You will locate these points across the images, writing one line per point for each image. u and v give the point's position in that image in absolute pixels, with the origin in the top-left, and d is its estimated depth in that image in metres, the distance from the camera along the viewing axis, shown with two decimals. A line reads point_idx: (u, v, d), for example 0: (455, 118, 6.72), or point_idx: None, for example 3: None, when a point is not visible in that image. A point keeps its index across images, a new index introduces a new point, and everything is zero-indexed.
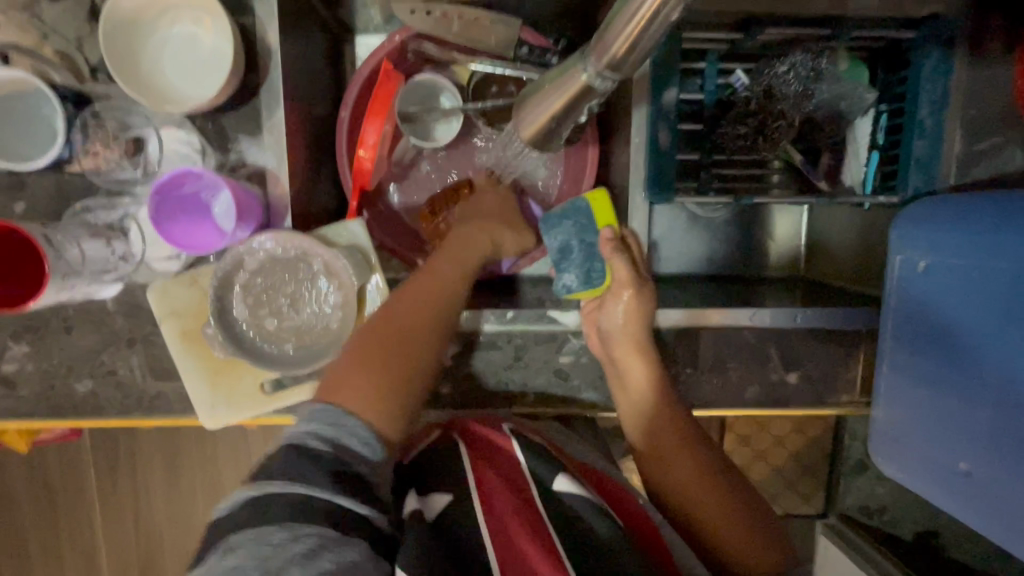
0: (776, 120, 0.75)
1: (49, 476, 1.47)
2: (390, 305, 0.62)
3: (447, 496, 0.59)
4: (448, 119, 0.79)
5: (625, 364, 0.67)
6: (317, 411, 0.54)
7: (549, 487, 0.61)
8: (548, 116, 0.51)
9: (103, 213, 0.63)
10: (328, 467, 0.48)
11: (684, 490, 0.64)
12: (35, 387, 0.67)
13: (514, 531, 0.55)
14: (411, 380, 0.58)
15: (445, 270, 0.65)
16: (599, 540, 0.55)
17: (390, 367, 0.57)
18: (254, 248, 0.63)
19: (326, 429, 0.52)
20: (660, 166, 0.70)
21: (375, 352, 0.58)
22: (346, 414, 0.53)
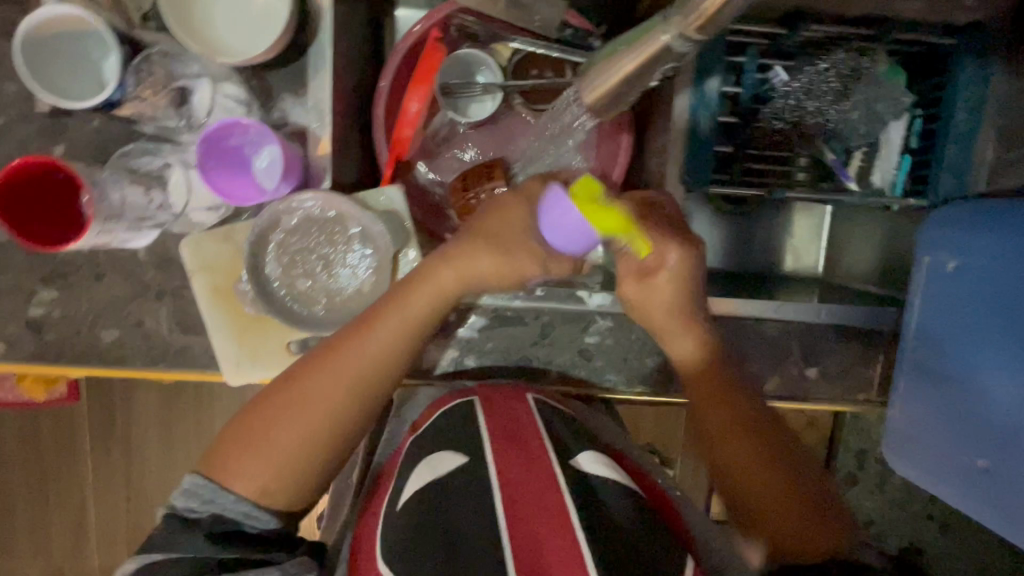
0: (812, 117, 0.76)
1: (43, 437, 1.46)
2: (294, 379, 0.58)
3: (461, 457, 0.60)
4: (484, 97, 0.80)
5: (664, 335, 0.64)
6: (194, 484, 0.56)
7: (571, 461, 0.61)
8: (616, 81, 0.48)
9: (146, 160, 0.64)
10: (206, 531, 0.54)
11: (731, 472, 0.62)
12: (61, 332, 0.67)
13: (536, 504, 0.54)
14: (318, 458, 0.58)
15: (374, 337, 0.59)
16: (612, 514, 0.54)
17: (284, 454, 0.56)
18: (296, 207, 0.64)
19: (201, 505, 0.55)
20: (699, 153, 0.72)
21: (271, 435, 0.56)
22: (222, 492, 0.56)
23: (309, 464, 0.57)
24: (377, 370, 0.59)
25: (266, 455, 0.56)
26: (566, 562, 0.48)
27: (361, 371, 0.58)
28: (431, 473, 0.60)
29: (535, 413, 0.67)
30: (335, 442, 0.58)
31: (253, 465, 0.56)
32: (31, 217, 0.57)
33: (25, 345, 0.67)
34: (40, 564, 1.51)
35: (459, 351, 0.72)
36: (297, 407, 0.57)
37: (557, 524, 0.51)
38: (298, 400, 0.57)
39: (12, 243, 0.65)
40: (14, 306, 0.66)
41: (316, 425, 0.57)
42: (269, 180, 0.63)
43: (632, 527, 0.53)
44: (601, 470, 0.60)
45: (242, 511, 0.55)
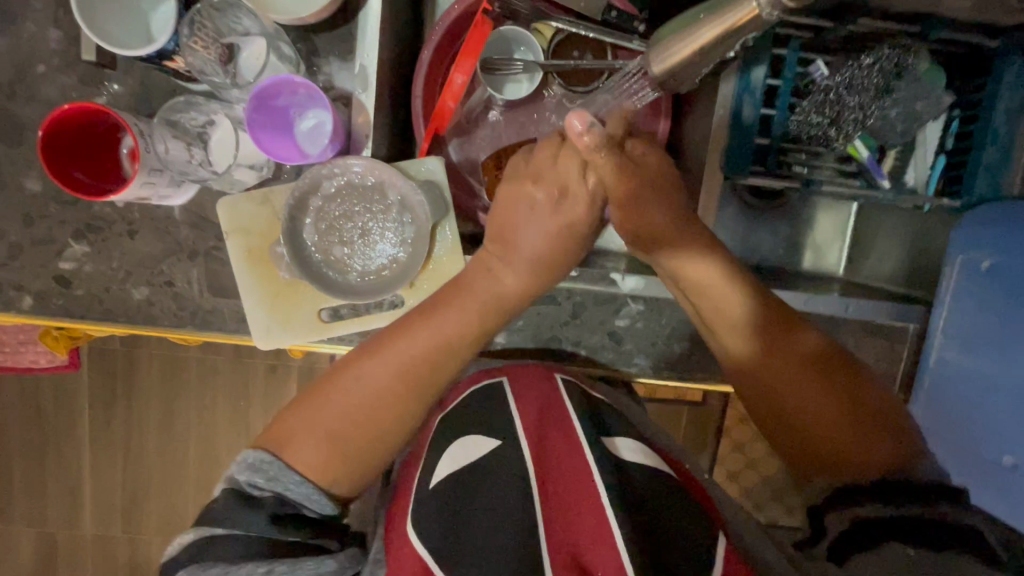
0: (852, 113, 0.76)
1: (43, 403, 1.45)
2: (353, 369, 0.58)
3: (493, 441, 0.60)
4: (520, 79, 0.79)
5: (717, 307, 0.63)
6: (256, 461, 0.54)
7: (599, 436, 0.61)
8: (694, 48, 0.52)
9: (190, 116, 0.65)
10: (269, 512, 0.52)
11: (803, 420, 0.62)
12: (89, 288, 0.66)
13: (584, 483, 0.54)
14: (385, 440, 0.58)
15: (449, 323, 0.59)
16: (642, 493, 0.54)
17: (343, 439, 0.56)
18: (335, 171, 0.63)
19: (264, 483, 0.53)
20: (741, 140, 0.72)
21: (344, 415, 0.57)
22: (287, 470, 0.54)
23: (375, 450, 0.58)
24: (436, 363, 0.59)
25: (327, 442, 0.56)
26: (599, 544, 0.49)
27: (421, 362, 0.59)
28: (466, 453, 0.60)
29: (562, 388, 0.66)
30: (396, 430, 0.58)
31: (315, 449, 0.56)
32: (74, 161, 0.58)
33: (52, 298, 0.66)
34: (32, 532, 1.49)
35: None
36: (349, 400, 0.57)
37: (588, 503, 0.52)
38: (358, 388, 0.58)
39: (46, 194, 0.64)
40: (44, 258, 0.65)
41: (376, 414, 0.57)
42: (314, 146, 0.64)
43: (664, 509, 0.53)
44: (634, 456, 0.59)
45: (304, 495, 0.54)
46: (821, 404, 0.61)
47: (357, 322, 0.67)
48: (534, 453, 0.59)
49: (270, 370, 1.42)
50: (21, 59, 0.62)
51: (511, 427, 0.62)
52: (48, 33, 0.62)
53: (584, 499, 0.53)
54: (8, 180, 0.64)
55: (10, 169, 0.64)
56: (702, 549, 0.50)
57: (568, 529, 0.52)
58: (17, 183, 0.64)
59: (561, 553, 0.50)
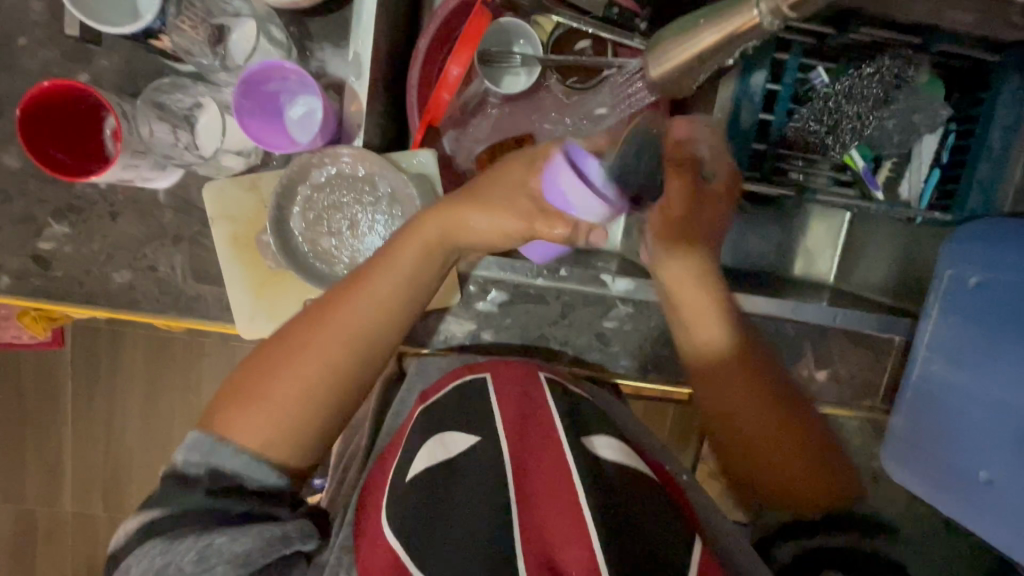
0: (850, 122, 0.75)
1: (24, 380, 1.43)
2: (289, 338, 0.60)
3: (471, 437, 0.60)
4: (518, 72, 0.79)
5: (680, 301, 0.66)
6: (194, 438, 0.56)
7: (581, 437, 0.60)
8: (693, 53, 0.51)
9: (177, 98, 0.63)
10: (205, 487, 0.54)
11: (747, 439, 0.65)
12: (70, 270, 0.64)
13: (558, 482, 0.54)
14: (326, 407, 0.59)
15: (385, 286, 0.61)
16: (621, 490, 0.54)
17: (284, 410, 0.58)
18: (326, 161, 0.62)
19: (202, 458, 0.55)
20: (737, 145, 0.73)
21: (279, 382, 0.58)
22: (223, 443, 0.56)
23: (320, 416, 0.59)
24: (367, 328, 0.60)
25: (265, 411, 0.57)
26: (572, 543, 0.49)
27: (349, 327, 0.60)
28: (441, 450, 0.60)
29: (546, 388, 0.66)
30: (337, 396, 0.60)
31: (254, 419, 0.57)
32: (57, 141, 0.57)
33: (30, 279, 0.64)
34: (12, 509, 1.48)
35: (477, 324, 0.72)
36: (286, 366, 0.59)
37: (565, 504, 0.52)
38: (286, 351, 0.59)
39: (26, 171, 0.63)
40: (22, 237, 0.63)
41: (306, 379, 0.58)
42: (305, 133, 0.63)
43: (641, 513, 0.53)
44: (610, 454, 0.59)
45: (241, 470, 0.55)
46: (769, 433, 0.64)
47: None
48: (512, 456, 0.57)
49: None
50: (1, 31, 0.60)
51: (492, 426, 0.61)
52: (31, 5, 0.60)
53: (560, 498, 0.53)
54: None
55: None
56: (679, 550, 0.50)
57: (541, 530, 0.51)
58: None
59: (534, 551, 0.49)
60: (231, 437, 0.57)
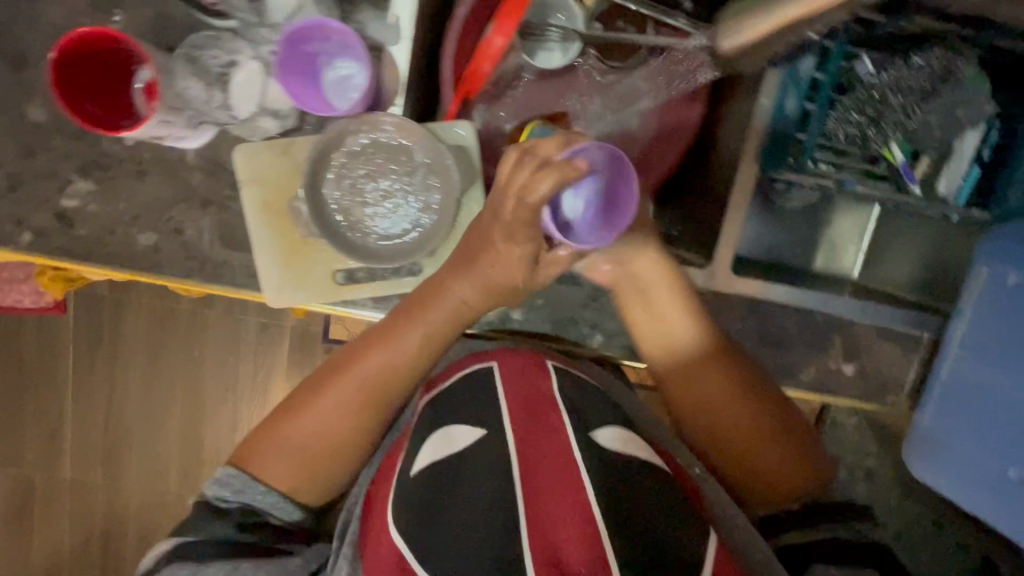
0: (892, 115, 0.74)
1: (23, 345, 1.41)
2: (317, 389, 0.63)
3: (480, 429, 0.60)
4: (552, 48, 0.77)
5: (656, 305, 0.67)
6: (226, 476, 0.61)
7: (588, 432, 0.59)
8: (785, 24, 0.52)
9: (213, 54, 0.59)
10: (237, 522, 0.59)
11: (721, 434, 0.67)
12: (94, 230, 0.62)
13: (564, 491, 0.54)
14: (347, 448, 0.63)
15: (404, 340, 0.62)
16: (630, 491, 0.54)
17: (307, 452, 0.62)
18: (364, 130, 0.61)
19: (233, 496, 0.60)
20: (778, 132, 0.72)
21: (303, 429, 0.62)
22: (248, 481, 0.61)
23: (342, 459, 0.63)
24: (385, 380, 0.63)
25: (293, 456, 0.62)
26: (579, 539, 0.50)
27: (374, 381, 0.63)
28: (444, 445, 0.60)
29: (554, 381, 0.64)
30: (359, 440, 0.64)
31: (282, 463, 0.62)
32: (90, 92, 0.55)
33: (52, 238, 0.62)
34: (8, 474, 1.47)
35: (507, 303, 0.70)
36: (312, 415, 0.62)
37: (574, 505, 0.53)
38: (322, 406, 0.62)
39: (48, 124, 0.60)
40: (45, 193, 0.61)
41: (327, 433, 0.62)
42: (342, 98, 0.61)
43: (651, 513, 0.53)
44: (614, 446, 0.58)
45: (270, 505, 0.61)
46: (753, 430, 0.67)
47: (371, 288, 0.65)
48: (517, 452, 0.57)
49: (262, 329, 1.40)
50: None
51: (497, 417, 0.61)
52: None
53: (568, 494, 0.53)
54: (9, 106, 0.60)
55: (11, 95, 0.60)
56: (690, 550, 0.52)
57: (548, 525, 0.52)
58: (20, 111, 0.60)
59: (543, 548, 0.50)
60: (264, 481, 0.62)
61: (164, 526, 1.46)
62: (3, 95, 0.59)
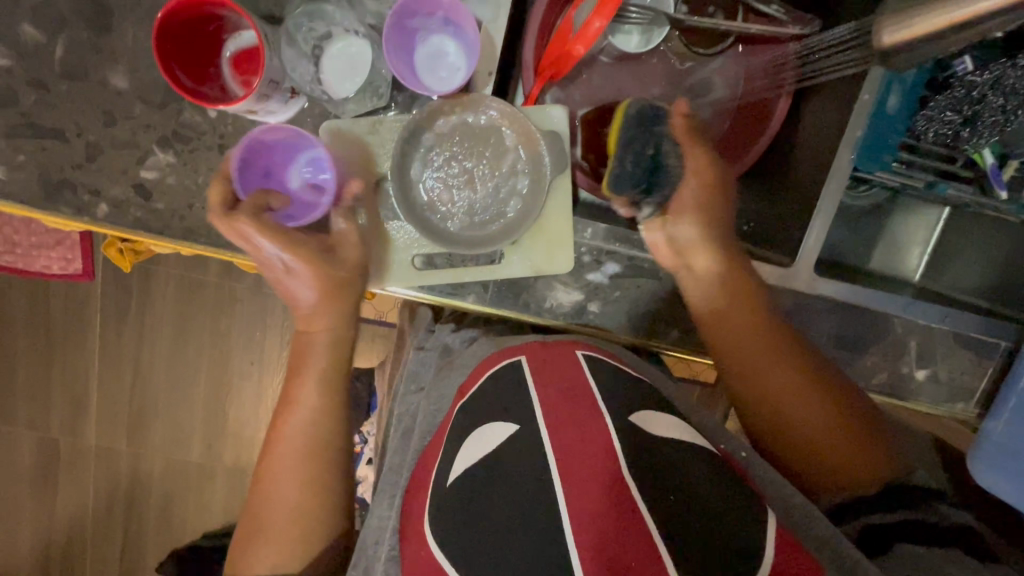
0: (994, 114, 0.69)
1: (53, 311, 1.41)
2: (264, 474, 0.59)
3: (511, 424, 0.59)
4: (630, 31, 0.75)
5: (716, 295, 0.65)
6: None
7: (626, 416, 0.57)
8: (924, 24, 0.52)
9: (308, 26, 0.58)
10: None
11: (798, 430, 0.62)
12: (170, 204, 0.61)
13: (603, 483, 0.50)
14: (313, 497, 0.58)
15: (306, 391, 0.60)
16: (684, 479, 0.52)
17: (286, 526, 0.57)
18: (457, 111, 0.60)
19: None
20: (875, 129, 0.73)
21: (268, 514, 0.57)
22: None
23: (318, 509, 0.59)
24: (311, 431, 0.59)
25: (271, 543, 0.57)
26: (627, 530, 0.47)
27: (301, 438, 0.59)
28: (480, 445, 0.59)
29: (586, 367, 0.63)
30: (328, 481, 0.60)
31: (266, 555, 0.56)
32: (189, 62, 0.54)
33: (128, 210, 0.60)
34: (36, 436, 1.48)
35: (585, 294, 0.67)
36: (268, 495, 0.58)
37: (618, 494, 0.49)
38: (268, 480, 0.59)
39: (132, 93, 0.59)
40: (124, 164, 0.60)
41: (286, 503, 0.58)
42: (435, 75, 0.59)
43: (707, 497, 0.51)
44: (660, 432, 0.56)
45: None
46: (816, 412, 0.62)
47: (452, 274, 0.63)
48: (558, 445, 0.55)
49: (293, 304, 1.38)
50: None
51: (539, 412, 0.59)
52: None
53: (610, 479, 0.50)
54: (93, 71, 0.59)
55: (95, 61, 0.59)
56: (751, 530, 0.49)
57: (596, 516, 0.48)
58: (102, 77, 0.59)
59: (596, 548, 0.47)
60: None
61: (188, 495, 1.47)
62: (89, 61, 0.59)
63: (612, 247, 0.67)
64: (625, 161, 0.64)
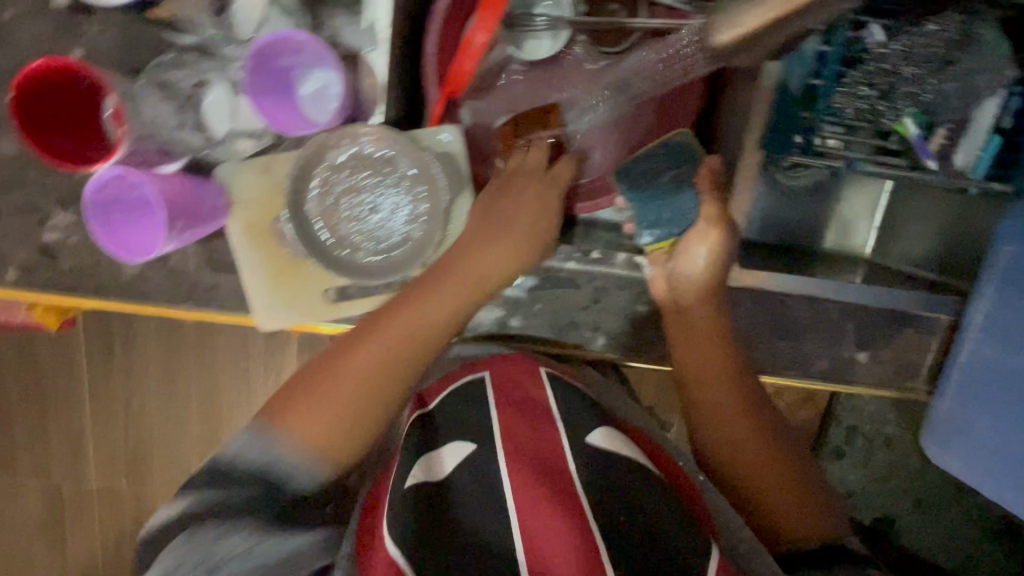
0: (904, 86, 0.69)
1: (38, 361, 1.43)
2: (311, 398, 0.56)
3: (468, 445, 0.58)
4: (540, 36, 0.74)
5: (686, 312, 0.65)
6: (260, 430, 0.55)
7: (585, 438, 0.58)
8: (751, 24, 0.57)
9: (180, 75, 0.57)
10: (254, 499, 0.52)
11: (744, 469, 0.63)
12: (78, 261, 0.61)
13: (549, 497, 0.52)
14: (355, 439, 0.56)
15: (368, 351, 0.57)
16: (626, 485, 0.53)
17: (337, 414, 0.55)
18: (344, 143, 0.59)
19: (260, 449, 0.54)
20: (781, 118, 0.69)
21: (301, 408, 0.55)
22: (276, 439, 0.54)
23: (357, 433, 0.56)
24: (371, 381, 0.57)
25: (310, 411, 0.55)
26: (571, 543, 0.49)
27: (366, 372, 0.56)
28: (426, 472, 0.57)
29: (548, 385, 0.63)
30: (376, 422, 0.57)
31: (307, 413, 0.55)
32: (80, 131, 0.55)
33: (37, 272, 0.61)
34: (37, 485, 1.50)
35: (503, 309, 0.69)
36: (315, 422, 0.55)
37: (573, 510, 0.51)
38: (309, 406, 0.55)
39: (25, 156, 0.60)
40: (27, 228, 0.60)
41: (328, 416, 0.55)
42: (322, 111, 0.59)
43: (647, 513, 0.52)
44: (612, 449, 0.57)
45: (293, 469, 0.54)
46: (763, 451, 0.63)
47: (364, 304, 0.63)
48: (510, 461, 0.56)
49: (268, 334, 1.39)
50: None
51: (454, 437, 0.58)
52: None
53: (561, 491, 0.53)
54: None
55: None
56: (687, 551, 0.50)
57: (546, 536, 0.49)
58: None
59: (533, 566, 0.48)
60: (281, 430, 0.55)
61: None
62: None
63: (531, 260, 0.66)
64: (639, 181, 0.66)
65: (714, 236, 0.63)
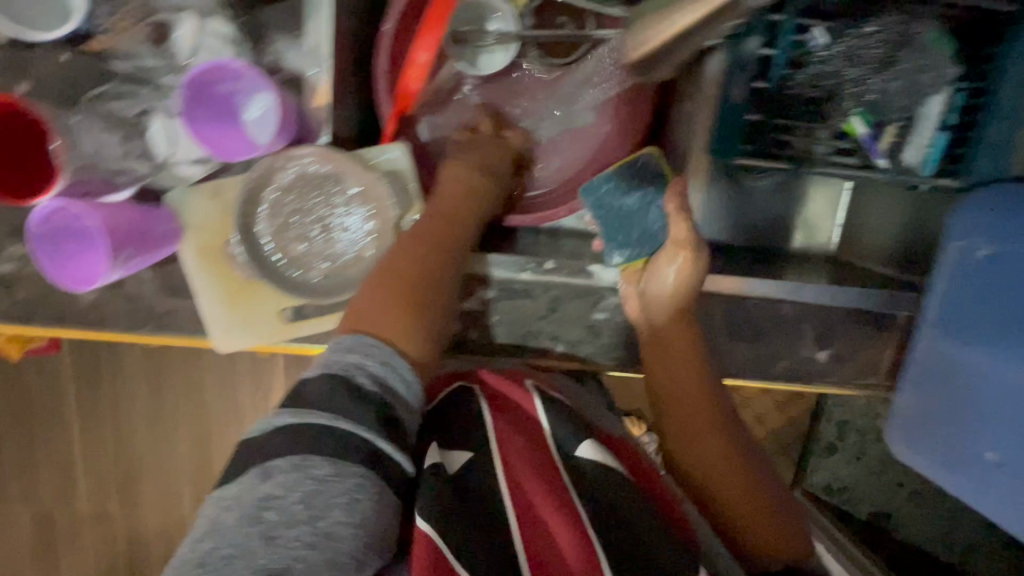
0: (848, 87, 0.70)
1: (25, 387, 1.43)
2: (376, 284, 0.57)
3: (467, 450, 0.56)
4: (493, 49, 0.73)
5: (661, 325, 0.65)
6: (363, 342, 0.52)
7: (575, 454, 0.57)
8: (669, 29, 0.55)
9: (125, 104, 0.59)
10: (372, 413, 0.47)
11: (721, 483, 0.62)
12: (33, 291, 0.61)
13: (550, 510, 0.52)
14: (428, 314, 0.56)
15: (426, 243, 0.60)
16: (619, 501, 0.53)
17: (411, 301, 0.56)
18: (291, 164, 0.60)
19: (373, 364, 0.51)
20: (727, 122, 0.71)
21: (381, 288, 0.57)
22: (383, 345, 0.53)
23: (427, 310, 0.57)
24: (425, 268, 0.59)
25: (393, 305, 0.56)
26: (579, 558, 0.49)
27: (418, 268, 0.58)
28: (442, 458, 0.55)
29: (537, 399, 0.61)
30: (439, 304, 0.58)
31: (387, 311, 0.55)
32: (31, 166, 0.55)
33: None
34: (28, 512, 1.50)
35: (462, 323, 0.69)
36: (389, 303, 0.56)
37: (572, 524, 0.51)
38: (373, 315, 0.56)
39: None
40: None
41: (400, 287, 0.56)
42: (261, 133, 0.59)
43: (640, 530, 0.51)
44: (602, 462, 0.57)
45: (391, 383, 0.50)
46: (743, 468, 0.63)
47: (318, 322, 0.63)
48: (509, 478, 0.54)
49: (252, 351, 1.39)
50: None
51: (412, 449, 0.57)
52: None
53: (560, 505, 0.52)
54: None
55: None
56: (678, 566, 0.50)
57: (546, 539, 0.50)
58: None
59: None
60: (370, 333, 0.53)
61: None
62: None
63: (485, 271, 0.67)
64: (606, 199, 0.69)
65: (683, 255, 0.65)
